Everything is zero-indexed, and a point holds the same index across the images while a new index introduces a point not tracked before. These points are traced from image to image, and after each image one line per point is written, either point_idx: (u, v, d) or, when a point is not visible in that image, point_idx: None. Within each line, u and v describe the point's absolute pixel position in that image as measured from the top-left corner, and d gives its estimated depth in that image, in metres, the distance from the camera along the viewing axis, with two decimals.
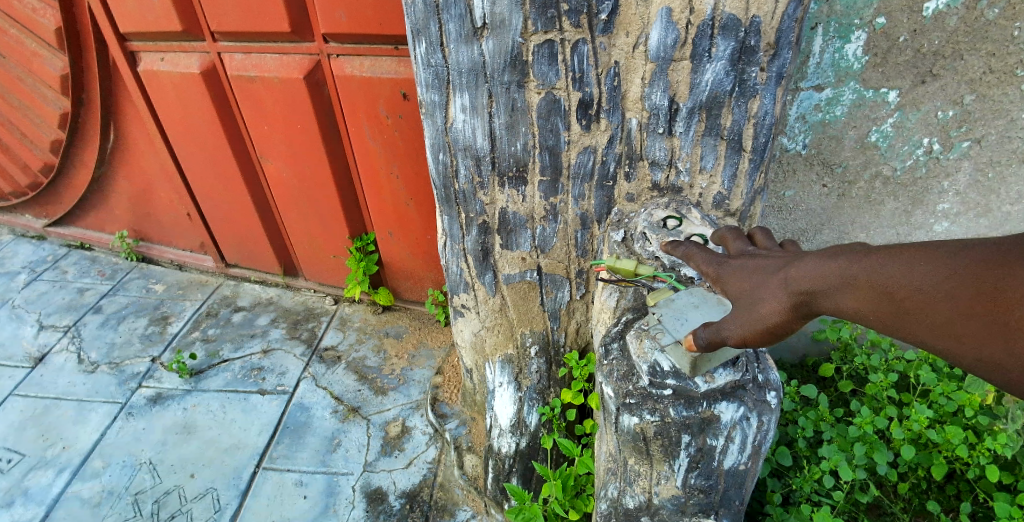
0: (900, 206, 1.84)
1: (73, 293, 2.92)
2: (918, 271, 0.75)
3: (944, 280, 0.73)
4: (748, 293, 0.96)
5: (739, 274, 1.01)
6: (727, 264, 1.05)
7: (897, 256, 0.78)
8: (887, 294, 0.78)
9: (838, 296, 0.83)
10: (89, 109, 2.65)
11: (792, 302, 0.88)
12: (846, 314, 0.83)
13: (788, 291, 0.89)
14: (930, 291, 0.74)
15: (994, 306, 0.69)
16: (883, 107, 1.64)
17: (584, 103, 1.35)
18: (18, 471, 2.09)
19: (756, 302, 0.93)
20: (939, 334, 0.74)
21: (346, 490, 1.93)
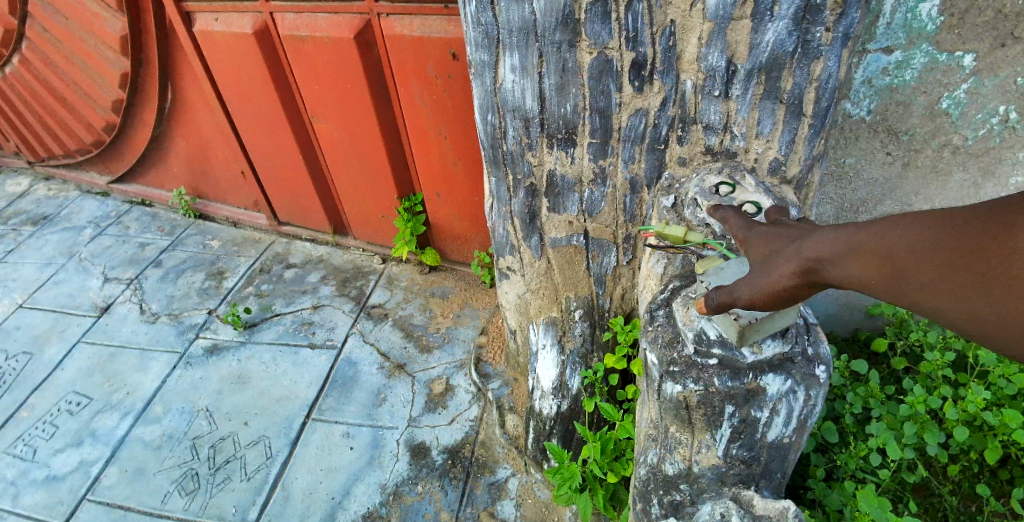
0: (968, 177, 1.74)
1: (135, 247, 3.06)
2: (912, 232, 0.72)
3: (934, 240, 0.69)
4: (765, 260, 0.97)
5: (762, 242, 1.03)
6: (756, 229, 1.09)
7: (896, 222, 0.76)
8: (882, 258, 0.75)
9: (836, 263, 0.82)
10: (148, 70, 2.74)
11: (797, 268, 0.87)
12: (851, 285, 0.81)
13: (797, 258, 0.88)
14: (919, 248, 0.71)
15: (974, 259, 0.65)
16: (957, 72, 1.53)
17: (637, 64, 1.31)
18: (87, 413, 2.24)
19: (764, 269, 0.94)
20: (926, 291, 0.70)
21: (391, 443, 2.01)
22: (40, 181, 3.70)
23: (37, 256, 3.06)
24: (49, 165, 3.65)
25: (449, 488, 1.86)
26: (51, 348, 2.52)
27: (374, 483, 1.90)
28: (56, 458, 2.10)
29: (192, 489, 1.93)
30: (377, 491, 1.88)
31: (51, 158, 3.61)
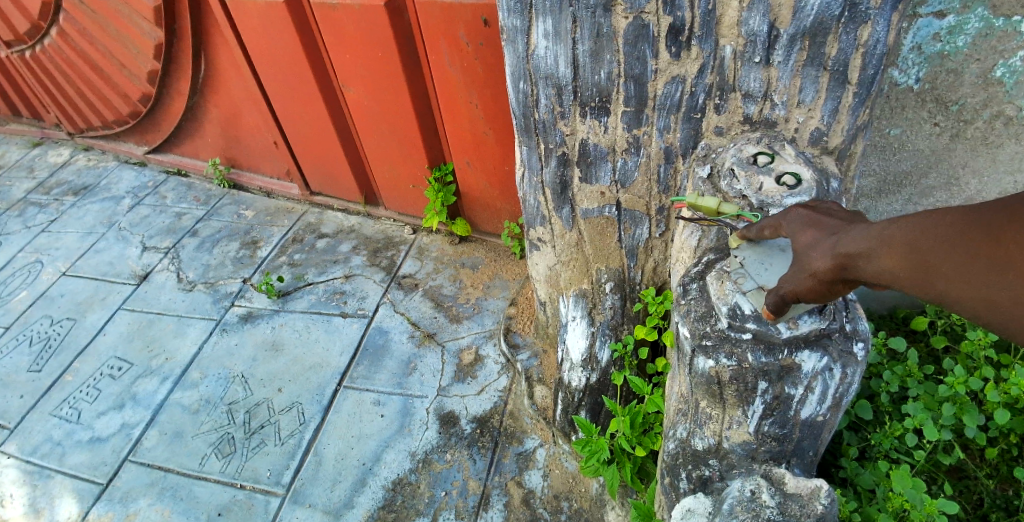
0: (1021, 149, 1.66)
1: (171, 218, 3.13)
2: (937, 225, 0.75)
3: (955, 233, 0.73)
4: (802, 252, 1.00)
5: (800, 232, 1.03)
6: (792, 213, 1.07)
7: (925, 216, 0.78)
8: (911, 252, 0.78)
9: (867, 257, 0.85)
10: (181, 40, 2.77)
11: (834, 264, 0.91)
12: (884, 278, 0.84)
13: (834, 253, 0.91)
14: (946, 243, 0.73)
15: (994, 250, 0.68)
16: (1014, 38, 1.45)
17: (675, 29, 1.27)
18: (129, 377, 2.33)
19: (806, 265, 0.98)
20: (950, 282, 0.73)
21: (421, 411, 2.04)
22: (79, 151, 3.80)
23: (78, 226, 3.16)
24: (88, 136, 3.75)
25: (477, 457, 1.89)
26: (93, 314, 2.62)
27: (404, 450, 1.93)
28: (100, 420, 2.19)
29: (229, 452, 2.00)
30: (407, 458, 1.92)
31: (89, 129, 3.69)
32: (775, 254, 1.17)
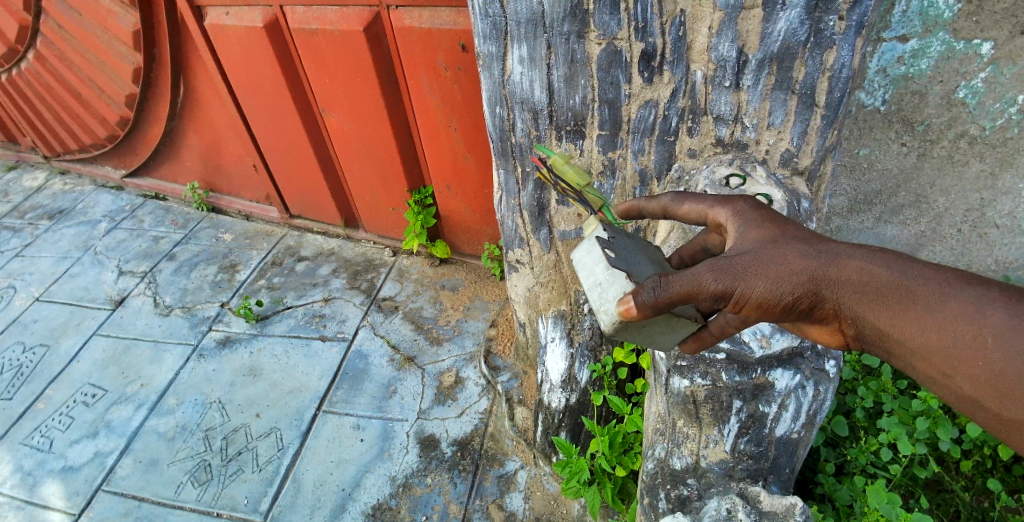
0: (986, 167, 1.66)
1: (149, 241, 3.10)
2: (973, 303, 0.81)
3: (990, 318, 0.80)
4: (760, 247, 0.93)
5: (753, 228, 0.97)
6: (734, 202, 1.02)
7: (958, 286, 0.83)
8: (926, 307, 0.84)
9: (870, 288, 0.88)
10: (161, 64, 2.76)
11: (825, 279, 0.90)
12: (881, 319, 0.88)
13: (826, 268, 0.90)
14: (976, 323, 0.80)
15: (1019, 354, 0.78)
16: (975, 61, 1.49)
17: (646, 54, 1.29)
18: (103, 404, 2.28)
19: (778, 263, 0.91)
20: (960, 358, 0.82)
21: (401, 435, 2.02)
22: (56, 175, 3.75)
23: (53, 250, 3.11)
24: (65, 159, 3.71)
25: (458, 480, 1.87)
26: (67, 340, 2.57)
27: (384, 475, 1.91)
28: (72, 449, 2.14)
29: (205, 480, 1.96)
30: (387, 483, 1.89)
31: (66, 153, 3.66)
32: (640, 255, 1.05)
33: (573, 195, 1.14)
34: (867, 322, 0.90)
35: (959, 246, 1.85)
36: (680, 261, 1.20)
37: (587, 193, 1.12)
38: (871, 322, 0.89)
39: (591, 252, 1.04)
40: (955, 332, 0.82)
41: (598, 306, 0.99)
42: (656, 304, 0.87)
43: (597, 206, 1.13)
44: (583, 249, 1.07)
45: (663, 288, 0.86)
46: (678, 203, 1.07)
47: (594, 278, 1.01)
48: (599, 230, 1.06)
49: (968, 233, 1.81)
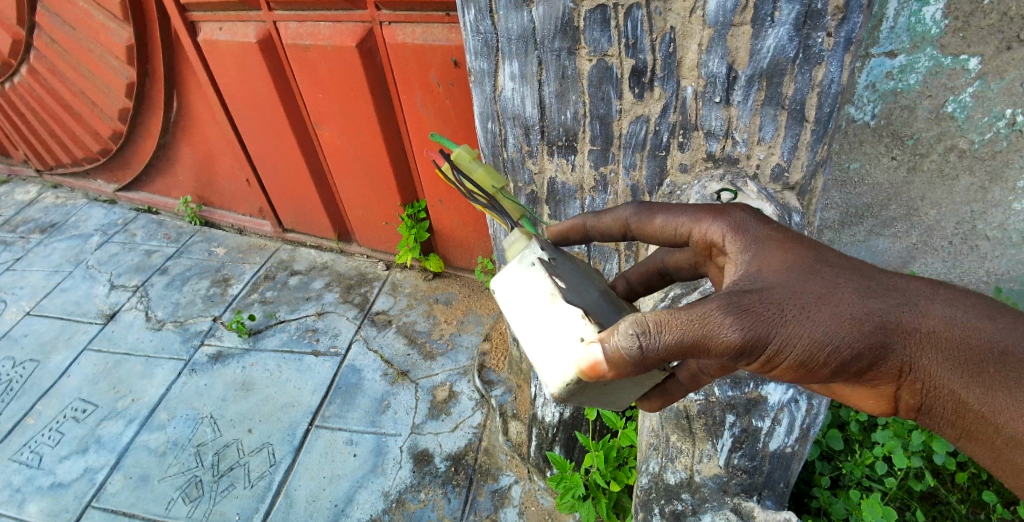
0: (976, 181, 1.67)
1: (141, 255, 3.09)
2: None
3: None
4: (810, 280, 0.84)
5: (783, 253, 0.89)
6: (733, 213, 0.98)
7: None
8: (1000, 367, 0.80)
9: (937, 338, 0.83)
10: (154, 79, 2.77)
11: (892, 325, 0.83)
12: (944, 375, 0.83)
13: (890, 311, 0.83)
14: None
15: None
16: (963, 75, 1.50)
17: (637, 71, 1.28)
18: (93, 420, 2.26)
19: (834, 306, 0.82)
20: None
21: (394, 450, 2.00)
22: (48, 188, 3.74)
23: (45, 263, 3.09)
24: (57, 172, 3.70)
25: (452, 495, 1.85)
26: (57, 355, 2.54)
27: (377, 491, 1.89)
28: (62, 464, 2.11)
29: (196, 496, 1.94)
30: (380, 498, 1.87)
31: (59, 166, 3.65)
32: (582, 278, 1.01)
33: (484, 200, 1.08)
34: (931, 378, 0.84)
35: (950, 258, 1.86)
36: (626, 286, 1.25)
37: (501, 198, 1.07)
38: (937, 377, 0.84)
39: (527, 285, 0.99)
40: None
41: (545, 357, 0.93)
42: (640, 356, 0.79)
43: (512, 213, 1.09)
44: (515, 281, 1.00)
45: (652, 333, 0.78)
46: (642, 216, 1.06)
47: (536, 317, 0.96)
48: (537, 249, 1.01)
49: (958, 245, 1.82)
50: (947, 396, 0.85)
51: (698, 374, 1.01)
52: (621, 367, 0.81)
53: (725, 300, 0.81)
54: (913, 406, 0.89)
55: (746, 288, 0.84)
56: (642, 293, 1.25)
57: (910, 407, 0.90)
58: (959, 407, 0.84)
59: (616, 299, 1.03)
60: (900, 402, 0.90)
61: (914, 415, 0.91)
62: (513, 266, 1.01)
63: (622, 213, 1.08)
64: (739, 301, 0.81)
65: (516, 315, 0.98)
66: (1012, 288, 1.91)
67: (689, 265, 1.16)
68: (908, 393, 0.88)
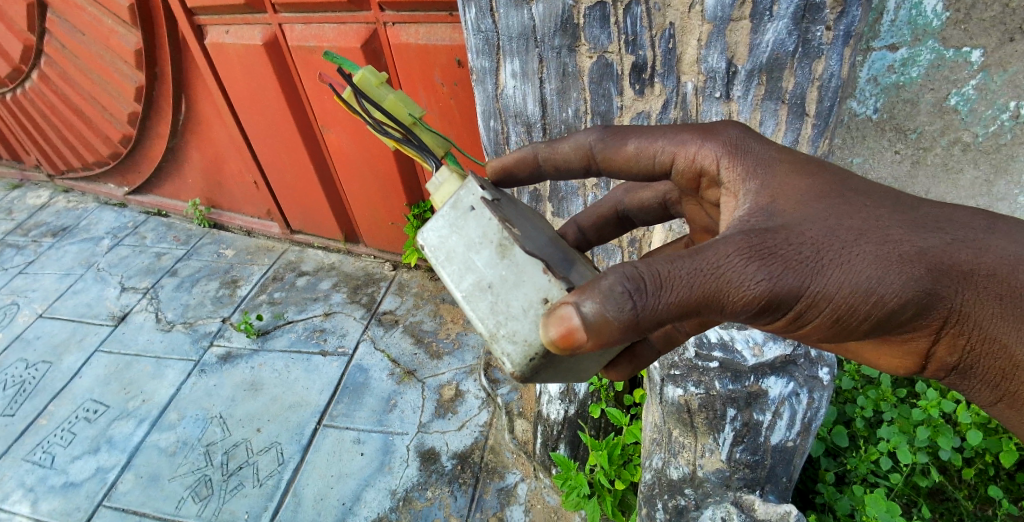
0: (981, 175, 1.56)
1: (151, 258, 3.13)
2: None
3: None
4: (845, 217, 0.80)
5: (809, 183, 0.83)
6: (721, 133, 0.95)
7: None
8: None
9: (989, 283, 0.79)
10: (162, 83, 2.81)
11: (945, 267, 0.78)
12: (994, 321, 0.80)
13: (941, 251, 0.78)
14: None
15: None
16: (966, 68, 1.39)
17: (637, 67, 1.29)
18: (104, 419, 2.29)
19: (873, 247, 0.77)
20: None
21: (401, 449, 2.02)
22: (60, 193, 3.80)
23: (57, 267, 3.14)
24: (69, 178, 3.75)
25: (458, 493, 1.86)
26: (70, 356, 2.58)
27: (384, 489, 1.91)
28: (74, 464, 2.14)
29: (206, 495, 1.96)
30: (386, 496, 1.89)
31: (70, 171, 3.70)
32: (526, 221, 1.00)
33: (399, 133, 1.02)
34: (978, 330, 0.81)
35: None
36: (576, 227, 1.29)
37: (419, 131, 1.03)
38: (985, 328, 0.81)
39: (467, 232, 0.94)
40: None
41: (501, 320, 0.89)
42: (644, 313, 0.74)
43: (432, 148, 1.05)
44: (452, 229, 0.95)
45: (649, 291, 0.74)
46: (608, 140, 1.04)
47: (485, 277, 0.91)
48: (476, 189, 0.95)
49: None
50: (989, 346, 0.83)
51: (672, 334, 1.06)
52: (603, 335, 0.76)
53: (747, 246, 0.76)
54: (946, 364, 0.88)
55: (773, 230, 0.79)
56: (596, 241, 1.30)
57: (944, 366, 0.88)
58: (1002, 359, 0.83)
59: (569, 251, 1.03)
60: (934, 361, 0.88)
61: (946, 373, 0.90)
62: (449, 210, 0.96)
63: (586, 139, 1.06)
64: (764, 247, 0.76)
65: (458, 272, 0.93)
66: None
67: (654, 201, 1.24)
68: (945, 351, 0.85)
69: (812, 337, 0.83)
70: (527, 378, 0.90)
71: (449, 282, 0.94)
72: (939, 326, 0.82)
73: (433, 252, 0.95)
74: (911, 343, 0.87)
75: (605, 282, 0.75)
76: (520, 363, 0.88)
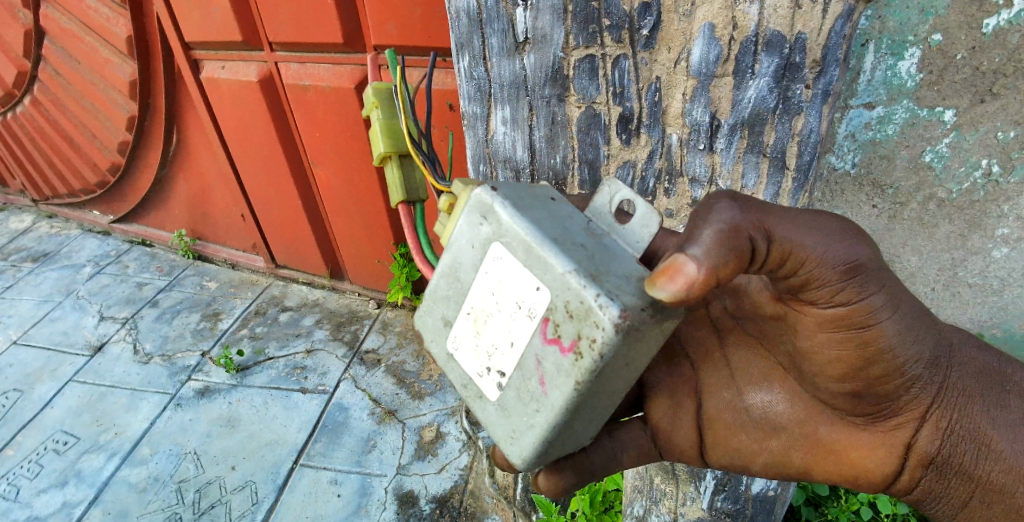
0: (955, 229, 1.59)
1: (132, 287, 3.09)
2: None
3: None
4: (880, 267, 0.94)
5: None
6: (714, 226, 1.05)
7: None
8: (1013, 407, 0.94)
9: (966, 363, 0.95)
10: (154, 113, 2.82)
11: (944, 343, 0.94)
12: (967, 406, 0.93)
13: (941, 330, 0.95)
14: None
15: None
16: (939, 127, 1.44)
17: (624, 118, 1.28)
18: (74, 452, 2.22)
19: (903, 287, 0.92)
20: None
21: (379, 491, 1.98)
22: (44, 218, 3.77)
23: (35, 293, 3.09)
24: (54, 203, 3.73)
25: None
26: (42, 385, 2.52)
27: None
28: (39, 498, 2.07)
29: None
30: None
31: (55, 197, 3.68)
32: None
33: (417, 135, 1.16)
34: (958, 415, 0.94)
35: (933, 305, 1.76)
36: None
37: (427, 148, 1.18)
38: (966, 413, 0.93)
39: (538, 211, 0.90)
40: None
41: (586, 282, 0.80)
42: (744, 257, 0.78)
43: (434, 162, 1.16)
44: (522, 199, 0.90)
45: (754, 236, 0.78)
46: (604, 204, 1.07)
47: (567, 242, 0.85)
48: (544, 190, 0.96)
49: (941, 291, 1.72)
50: (964, 436, 0.94)
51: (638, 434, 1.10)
52: (708, 270, 0.74)
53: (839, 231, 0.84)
54: (925, 456, 0.96)
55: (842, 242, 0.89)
56: None
57: (923, 457, 0.96)
58: (972, 448, 0.94)
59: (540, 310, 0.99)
60: (916, 450, 0.96)
61: (922, 468, 0.98)
62: (519, 188, 0.93)
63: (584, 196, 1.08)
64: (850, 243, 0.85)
65: (546, 224, 0.87)
66: (996, 335, 1.78)
67: None
68: (928, 436, 0.95)
69: (867, 344, 0.87)
70: (610, 353, 0.78)
71: (523, 230, 0.85)
72: (928, 403, 0.93)
73: (503, 203, 0.88)
74: (898, 427, 0.96)
75: (716, 215, 0.77)
76: (625, 319, 0.77)
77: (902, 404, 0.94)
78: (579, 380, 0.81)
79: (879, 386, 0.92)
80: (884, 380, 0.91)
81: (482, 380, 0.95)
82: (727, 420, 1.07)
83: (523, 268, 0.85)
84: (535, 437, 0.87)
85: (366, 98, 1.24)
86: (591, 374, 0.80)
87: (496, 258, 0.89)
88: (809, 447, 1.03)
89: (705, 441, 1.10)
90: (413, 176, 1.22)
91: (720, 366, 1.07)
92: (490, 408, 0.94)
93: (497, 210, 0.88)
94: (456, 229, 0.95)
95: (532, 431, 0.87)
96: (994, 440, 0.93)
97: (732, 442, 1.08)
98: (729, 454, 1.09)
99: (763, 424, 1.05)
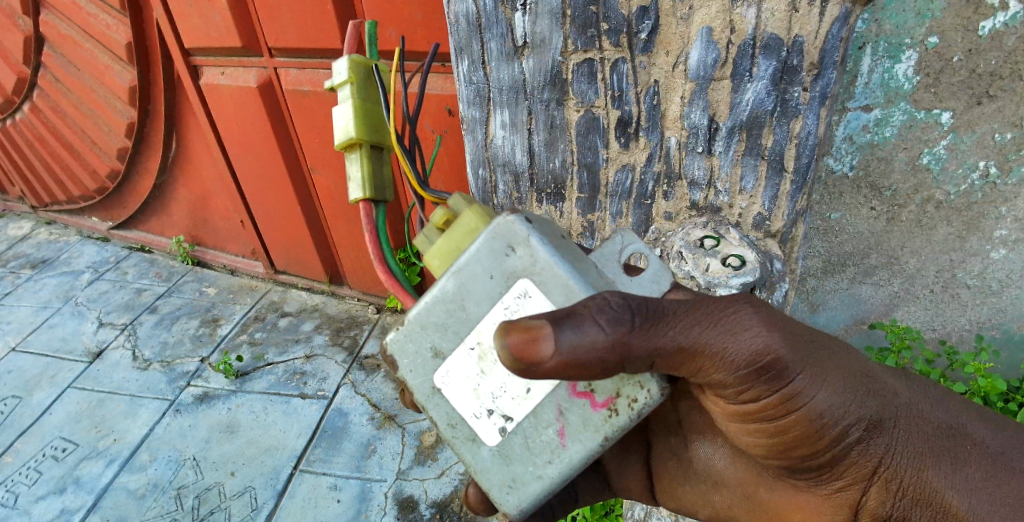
0: (954, 231, 1.58)
1: (131, 293, 3.09)
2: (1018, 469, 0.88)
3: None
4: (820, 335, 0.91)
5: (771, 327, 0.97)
6: None
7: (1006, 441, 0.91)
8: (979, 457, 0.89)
9: (920, 421, 0.90)
10: (154, 119, 2.82)
11: (891, 393, 0.91)
12: (920, 456, 0.88)
13: (884, 381, 0.92)
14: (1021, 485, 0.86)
15: None
16: (936, 129, 1.44)
17: (623, 121, 1.28)
18: (72, 459, 2.21)
19: (841, 350, 0.89)
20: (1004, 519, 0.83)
21: (378, 497, 1.97)
22: (43, 224, 3.77)
23: (34, 299, 3.08)
24: (53, 210, 3.73)
25: None
26: (41, 392, 2.51)
27: None
28: (37, 506, 2.05)
29: None
30: None
31: (55, 203, 3.68)
32: None
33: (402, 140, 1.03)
34: (910, 474, 0.88)
35: (933, 307, 1.72)
36: None
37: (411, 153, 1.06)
38: (923, 475, 0.87)
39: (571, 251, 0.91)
40: (1009, 499, 0.85)
41: None
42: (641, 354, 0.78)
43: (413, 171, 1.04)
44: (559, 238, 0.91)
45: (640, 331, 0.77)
46: None
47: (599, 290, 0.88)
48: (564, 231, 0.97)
49: (939, 293, 1.69)
50: (920, 495, 0.88)
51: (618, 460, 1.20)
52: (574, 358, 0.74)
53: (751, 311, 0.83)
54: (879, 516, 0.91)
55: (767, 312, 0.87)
56: None
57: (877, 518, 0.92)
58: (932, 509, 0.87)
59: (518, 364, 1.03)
60: (867, 511, 0.92)
61: None
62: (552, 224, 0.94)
63: None
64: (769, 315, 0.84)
65: (579, 267, 0.87)
66: (995, 337, 1.75)
67: None
68: (878, 499, 0.90)
69: (785, 425, 0.86)
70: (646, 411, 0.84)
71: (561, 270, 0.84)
72: (873, 467, 0.89)
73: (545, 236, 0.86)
74: (844, 490, 0.92)
75: (594, 305, 0.77)
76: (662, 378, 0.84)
77: (841, 470, 0.90)
78: (608, 436, 0.85)
79: (811, 459, 0.90)
80: (807, 454, 0.89)
81: (479, 423, 0.90)
82: (672, 468, 1.16)
83: (557, 311, 0.84)
84: (542, 488, 0.88)
85: (346, 66, 1.07)
86: (622, 430, 0.85)
87: (521, 295, 0.85)
88: (748, 505, 1.06)
89: (654, 486, 1.19)
90: (380, 173, 1.08)
91: (670, 418, 1.16)
92: (483, 454, 0.90)
93: (531, 243, 0.84)
94: (472, 251, 0.87)
95: (540, 483, 0.88)
96: (956, 504, 0.86)
97: (679, 492, 1.15)
98: (675, 503, 1.17)
99: (707, 479, 1.12)
